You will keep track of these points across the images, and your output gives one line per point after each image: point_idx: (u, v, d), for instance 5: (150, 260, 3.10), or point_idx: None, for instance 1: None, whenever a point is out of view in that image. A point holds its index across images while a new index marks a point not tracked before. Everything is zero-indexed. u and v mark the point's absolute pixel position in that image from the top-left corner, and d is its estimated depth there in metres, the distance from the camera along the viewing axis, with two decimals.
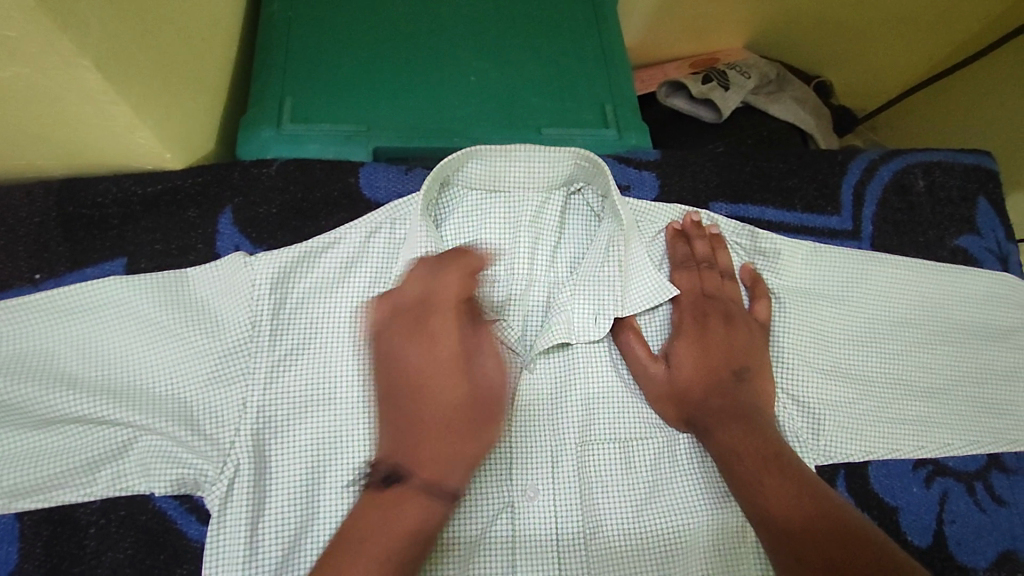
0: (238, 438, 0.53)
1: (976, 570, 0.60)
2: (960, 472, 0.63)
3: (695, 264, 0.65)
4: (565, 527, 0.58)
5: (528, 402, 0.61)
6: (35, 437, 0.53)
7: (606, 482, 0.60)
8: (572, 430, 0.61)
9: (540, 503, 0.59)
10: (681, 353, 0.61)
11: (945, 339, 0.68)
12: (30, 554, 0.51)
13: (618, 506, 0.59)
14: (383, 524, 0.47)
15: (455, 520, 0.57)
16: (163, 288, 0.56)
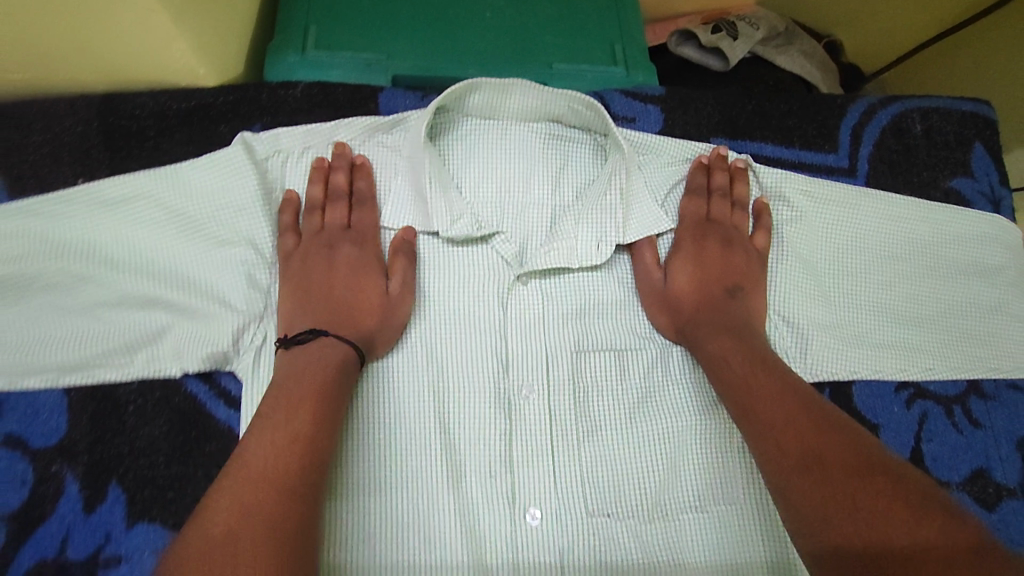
0: (267, 317, 0.60)
1: (950, 485, 0.63)
2: (941, 396, 0.66)
3: (708, 192, 0.69)
4: (560, 424, 0.62)
5: (527, 312, 0.65)
6: (80, 321, 0.57)
7: (601, 387, 0.64)
8: (570, 339, 0.65)
9: (536, 403, 0.62)
10: (679, 267, 0.66)
11: (935, 274, 0.70)
12: (77, 425, 0.56)
13: (613, 412, 0.63)
14: (317, 357, 0.56)
15: (456, 416, 0.62)
16: (189, 184, 0.61)
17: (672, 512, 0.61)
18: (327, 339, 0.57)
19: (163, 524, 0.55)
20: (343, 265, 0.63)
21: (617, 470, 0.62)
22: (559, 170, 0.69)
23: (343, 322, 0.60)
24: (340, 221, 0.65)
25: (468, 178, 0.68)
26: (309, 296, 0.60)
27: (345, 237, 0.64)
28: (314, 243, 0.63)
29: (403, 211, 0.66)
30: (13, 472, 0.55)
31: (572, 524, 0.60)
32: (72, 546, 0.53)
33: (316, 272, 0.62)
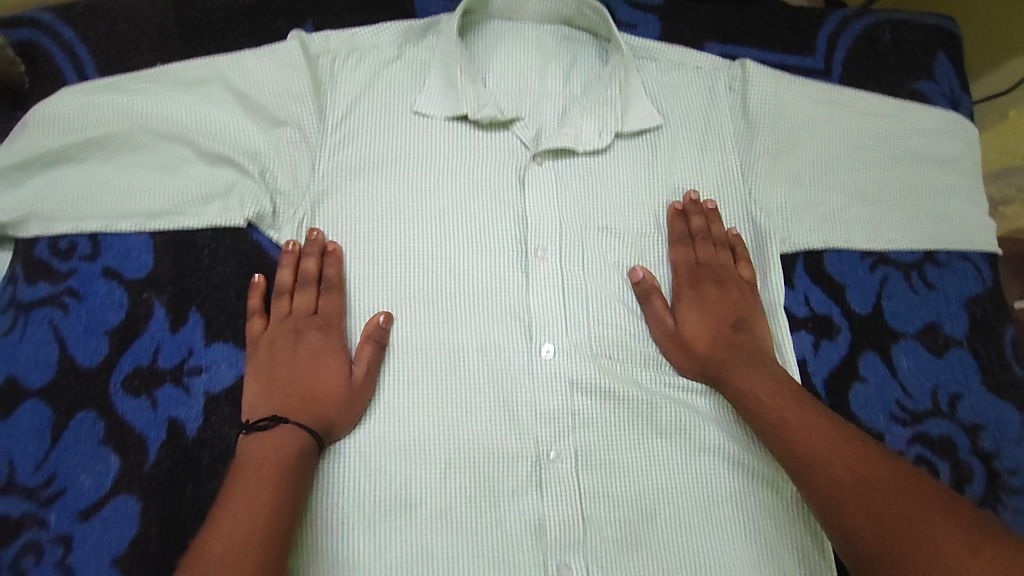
0: (304, 196, 0.69)
1: (904, 335, 0.73)
2: (901, 263, 0.75)
3: (691, 238, 0.74)
4: (569, 284, 0.72)
5: (541, 189, 0.74)
6: (163, 178, 0.67)
7: (607, 254, 0.74)
8: (579, 213, 0.74)
9: (549, 261, 0.72)
10: (687, 313, 0.72)
11: (899, 161, 0.77)
12: (162, 261, 0.67)
13: (614, 275, 0.73)
14: (270, 448, 0.58)
15: (482, 274, 0.72)
16: (252, 69, 0.71)
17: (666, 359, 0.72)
18: (285, 427, 0.60)
19: (237, 343, 0.66)
20: (307, 353, 0.65)
21: (619, 316, 0.72)
22: (568, 67, 0.79)
23: (303, 408, 0.62)
24: (306, 308, 0.66)
25: (490, 73, 0.77)
26: (272, 375, 0.63)
27: (312, 323, 0.66)
28: (281, 329, 0.65)
29: (436, 106, 0.75)
30: (113, 297, 0.65)
31: (580, 356, 0.71)
32: (163, 357, 0.64)
33: (282, 354, 0.64)
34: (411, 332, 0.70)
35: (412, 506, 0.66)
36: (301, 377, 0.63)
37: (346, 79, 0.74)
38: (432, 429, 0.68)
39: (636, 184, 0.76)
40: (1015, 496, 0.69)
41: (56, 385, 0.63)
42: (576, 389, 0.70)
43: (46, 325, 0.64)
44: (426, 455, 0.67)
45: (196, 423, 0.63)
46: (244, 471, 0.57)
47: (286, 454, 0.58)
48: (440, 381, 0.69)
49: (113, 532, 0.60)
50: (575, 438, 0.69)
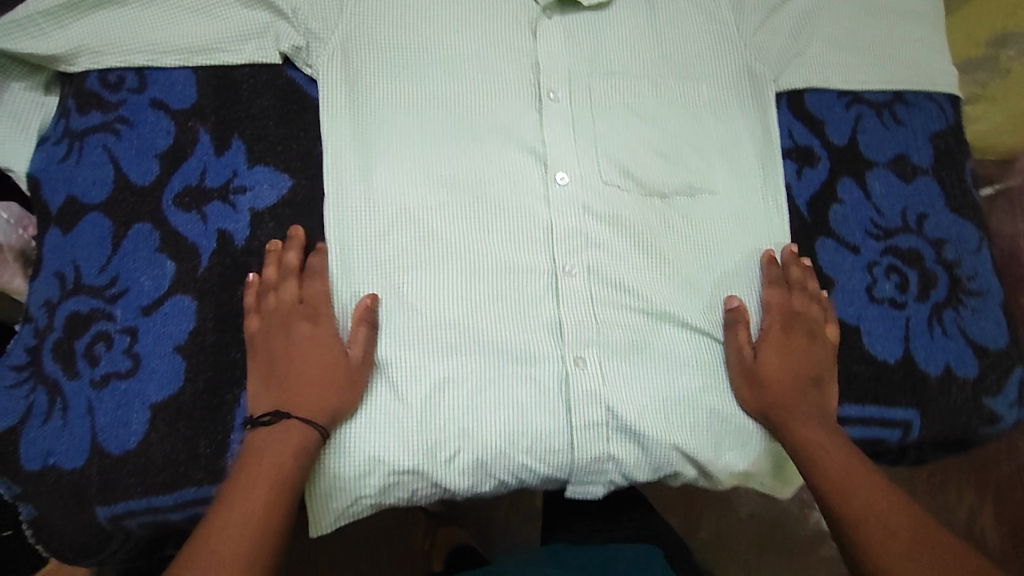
0: (331, 37, 0.73)
1: (877, 164, 0.81)
2: (874, 102, 0.83)
3: (788, 285, 0.74)
4: (578, 124, 0.77)
5: (549, 37, 0.78)
6: (201, 19, 0.72)
7: (611, 98, 0.78)
8: (586, 60, 0.79)
9: (561, 102, 0.77)
10: (769, 350, 0.72)
11: (876, 14, 0.84)
12: (204, 94, 0.72)
13: (620, 116, 0.78)
14: (276, 442, 0.60)
15: (498, 115, 0.76)
16: None
17: (667, 193, 0.77)
18: (288, 422, 0.61)
19: (276, 167, 0.72)
20: (300, 342, 0.65)
21: (624, 148, 0.77)
22: None
23: (305, 398, 0.63)
24: (293, 299, 0.66)
25: None
26: (270, 371, 0.64)
27: (299, 313, 0.66)
28: (271, 321, 0.65)
29: None
30: (160, 125, 0.71)
31: (592, 186, 0.76)
32: (210, 177, 0.70)
33: (276, 348, 0.64)
34: (411, 199, 0.72)
35: (424, 371, 0.69)
36: (298, 367, 0.64)
37: None
38: (437, 293, 0.71)
39: (643, 33, 0.80)
40: (975, 298, 0.78)
41: (114, 200, 0.68)
42: (587, 215, 0.75)
43: (101, 149, 0.70)
44: (433, 320, 0.70)
45: (244, 234, 0.69)
46: (250, 460, 0.59)
47: (290, 451, 0.60)
48: (441, 249, 0.72)
49: (173, 324, 0.66)
50: (587, 255, 0.74)
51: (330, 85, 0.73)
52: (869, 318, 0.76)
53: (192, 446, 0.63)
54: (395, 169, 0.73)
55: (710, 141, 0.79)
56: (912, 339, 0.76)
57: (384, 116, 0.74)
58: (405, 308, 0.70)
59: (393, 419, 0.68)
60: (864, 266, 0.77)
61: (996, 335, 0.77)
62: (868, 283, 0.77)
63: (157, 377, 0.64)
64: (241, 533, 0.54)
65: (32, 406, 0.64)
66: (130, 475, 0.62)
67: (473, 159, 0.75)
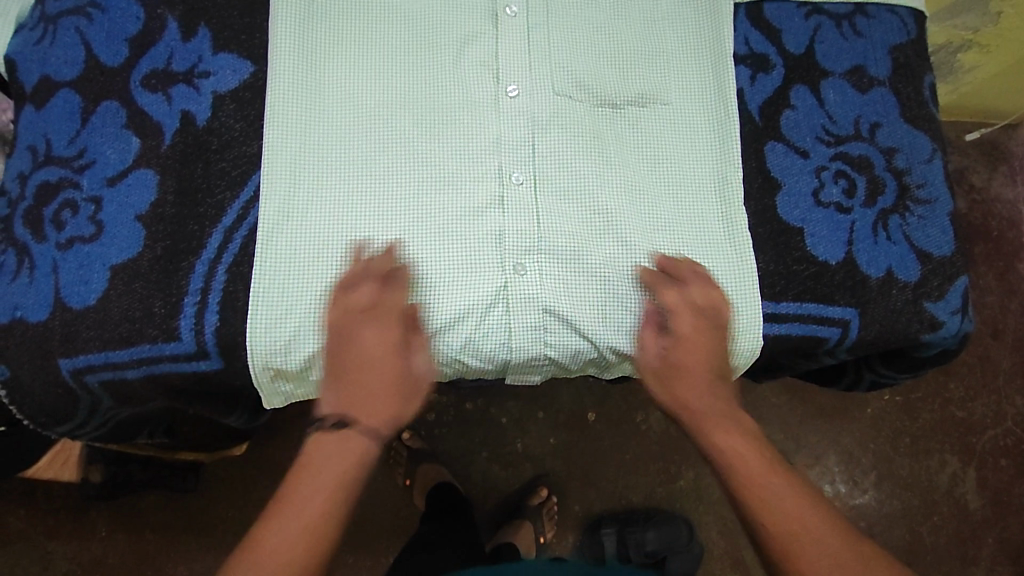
0: None
1: (833, 74, 0.82)
2: (834, 13, 0.84)
3: (700, 309, 0.73)
4: (534, 36, 0.79)
5: None
6: None
7: (568, 11, 0.80)
8: None
9: (518, 17, 0.79)
10: (681, 316, 0.72)
11: None
12: None
13: (576, 29, 0.80)
14: (337, 449, 0.70)
15: (457, 20, 0.79)
16: None
17: (619, 104, 0.79)
18: (347, 433, 0.71)
19: (239, 54, 0.75)
20: (368, 348, 0.70)
21: (580, 55, 0.79)
22: None
23: (365, 399, 0.71)
24: (370, 300, 0.69)
25: None
26: (344, 381, 0.70)
27: (367, 318, 0.69)
28: (351, 317, 0.69)
29: None
30: (131, 11, 0.74)
31: (541, 97, 0.78)
32: (176, 61, 0.74)
33: (343, 352, 0.69)
34: (358, 105, 0.75)
35: (368, 273, 0.71)
36: (360, 369, 0.70)
37: None
38: (382, 199, 0.73)
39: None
40: (922, 206, 0.78)
41: (85, 78, 0.72)
42: (536, 125, 0.77)
43: (74, 31, 0.73)
44: (377, 223, 0.72)
45: (205, 115, 0.73)
46: (316, 459, 0.70)
47: (349, 455, 0.70)
48: (388, 156, 0.74)
49: (136, 195, 0.69)
50: (535, 165, 0.76)
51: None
52: (814, 220, 0.76)
53: (147, 304, 0.66)
54: (346, 81, 0.75)
55: (663, 48, 0.81)
56: (855, 243, 0.76)
57: (339, 21, 0.77)
58: (351, 207, 0.72)
59: (336, 314, 0.69)
60: (812, 170, 0.78)
61: (941, 242, 0.77)
62: (815, 187, 0.78)
63: (118, 242, 0.68)
64: (300, 532, 0.66)
65: (2, 266, 0.68)
66: (89, 329, 0.66)
67: (430, 66, 0.77)
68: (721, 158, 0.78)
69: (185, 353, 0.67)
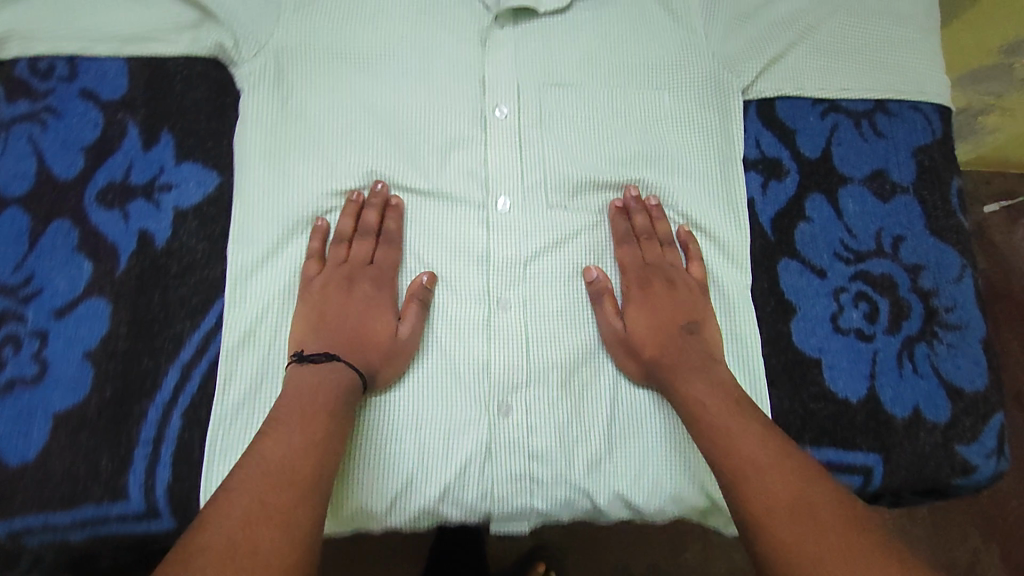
0: (262, 50, 0.70)
1: (852, 180, 0.75)
2: (852, 111, 0.77)
3: (636, 238, 0.72)
4: (526, 139, 0.74)
5: (498, 47, 0.75)
6: (134, 7, 0.69)
7: (562, 111, 0.74)
8: (541, 72, 0.75)
9: (509, 119, 0.74)
10: (636, 317, 0.68)
11: (851, 19, 0.79)
12: (134, 85, 0.69)
13: (571, 133, 0.74)
14: (303, 374, 0.61)
15: (443, 123, 0.73)
16: None
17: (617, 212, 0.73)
18: (335, 364, 0.62)
19: (204, 163, 0.69)
20: (359, 300, 0.66)
21: (575, 160, 0.73)
22: None
23: (358, 349, 0.64)
24: (363, 257, 0.68)
25: None
26: (322, 323, 0.65)
27: (365, 273, 0.68)
28: (336, 276, 0.67)
29: None
30: (88, 116, 0.68)
31: (534, 212, 0.72)
32: (135, 173, 0.67)
33: (332, 302, 0.66)
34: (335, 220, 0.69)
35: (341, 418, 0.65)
36: (349, 325, 0.65)
37: None
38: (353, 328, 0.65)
39: (604, 38, 0.76)
40: (952, 333, 0.71)
41: (35, 194, 0.66)
42: (529, 244, 0.71)
43: (26, 140, 0.67)
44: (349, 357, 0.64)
45: (165, 235, 0.67)
46: (293, 391, 0.60)
47: (318, 390, 0.60)
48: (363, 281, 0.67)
49: (85, 329, 0.63)
50: (526, 287, 0.71)
51: (253, 103, 0.70)
52: (833, 351, 0.70)
53: (93, 460, 0.60)
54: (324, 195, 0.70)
55: (665, 151, 0.74)
56: (877, 376, 0.69)
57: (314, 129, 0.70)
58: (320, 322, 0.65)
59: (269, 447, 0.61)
60: (829, 292, 0.71)
61: (974, 375, 0.70)
62: (832, 312, 0.71)
63: (63, 384, 0.61)
64: (277, 473, 0.54)
65: None
66: (26, 488, 0.59)
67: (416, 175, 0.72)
68: (730, 277, 0.71)
69: (133, 513, 0.60)
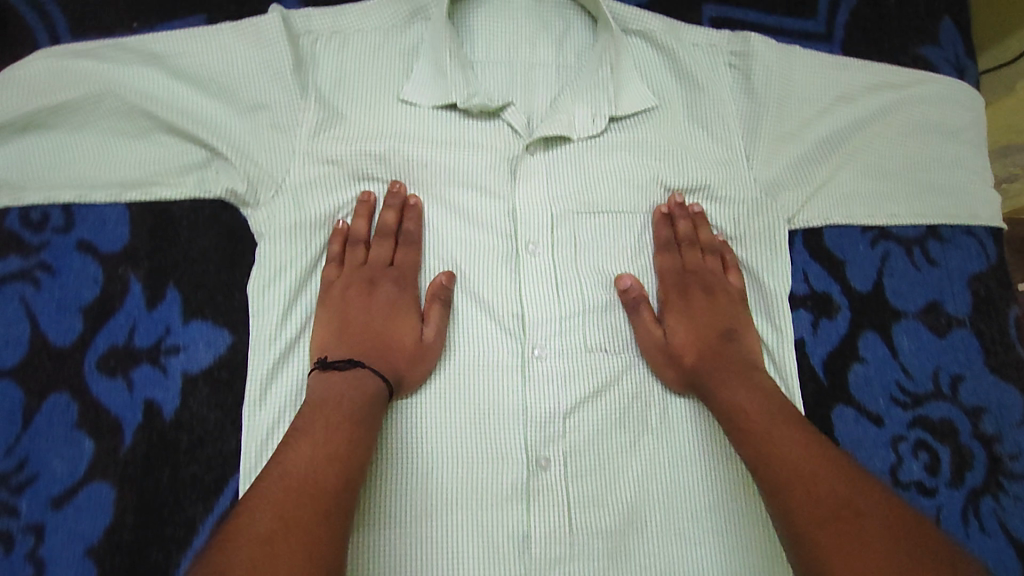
0: (280, 191, 0.64)
1: (905, 314, 0.71)
2: (902, 238, 0.73)
3: (678, 246, 0.70)
4: (562, 277, 0.68)
5: (529, 175, 0.70)
6: (135, 147, 0.63)
7: (598, 245, 0.70)
8: (575, 200, 0.70)
9: (543, 256, 0.68)
10: (677, 330, 0.67)
11: (906, 138, 0.73)
12: (139, 234, 0.64)
13: (607, 270, 0.69)
14: (334, 381, 0.59)
15: (472, 261, 0.68)
16: (219, 50, 0.66)
17: None
18: (361, 372, 0.60)
19: (215, 321, 0.63)
20: (381, 304, 0.66)
21: (614, 299, 0.69)
22: (556, 56, 0.73)
23: (385, 353, 0.63)
24: (383, 259, 0.67)
25: (480, 60, 0.72)
26: (345, 324, 0.64)
27: (388, 277, 0.66)
28: (356, 278, 0.66)
29: (423, 95, 0.69)
30: (87, 273, 0.63)
31: (574, 359, 0.67)
32: (139, 335, 0.62)
33: (355, 305, 0.65)
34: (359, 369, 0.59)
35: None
36: (372, 324, 0.64)
37: (328, 62, 0.69)
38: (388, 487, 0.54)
39: (641, 160, 0.71)
40: (1018, 483, 0.67)
41: (28, 365, 0.60)
42: (569, 397, 0.66)
43: (17, 302, 0.61)
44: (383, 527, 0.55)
45: (173, 405, 0.61)
46: (321, 403, 0.57)
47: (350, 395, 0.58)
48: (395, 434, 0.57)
49: (88, 520, 0.57)
50: (567, 444, 0.65)
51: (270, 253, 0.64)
52: None
53: None
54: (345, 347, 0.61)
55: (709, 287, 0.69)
56: None
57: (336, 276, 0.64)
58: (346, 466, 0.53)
59: None
60: (888, 442, 0.67)
61: None
62: (892, 464, 0.66)
63: None
64: (299, 478, 0.51)
65: None
66: None
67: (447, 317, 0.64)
68: None
69: None
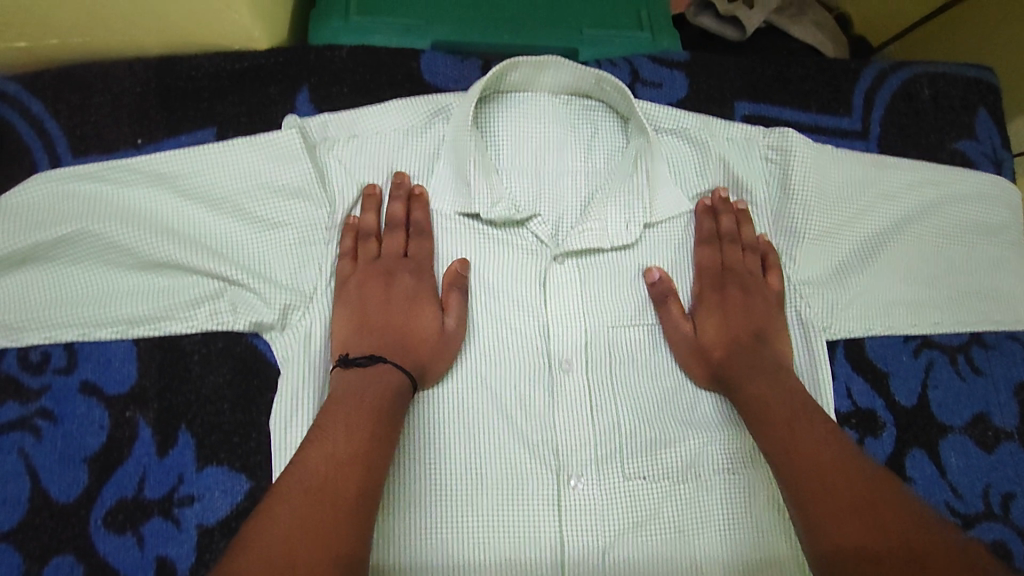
0: (304, 313, 0.60)
1: (952, 428, 0.68)
2: (946, 345, 0.70)
3: (719, 238, 0.68)
4: (597, 395, 0.63)
5: (559, 286, 0.65)
6: (142, 279, 0.59)
7: (635, 358, 0.65)
8: (607, 312, 0.65)
9: (577, 375, 0.63)
10: (707, 320, 0.65)
11: (948, 241, 0.71)
12: (147, 372, 0.60)
13: (646, 386, 0.64)
14: (355, 380, 0.55)
15: (501, 381, 0.63)
16: (233, 165, 0.61)
17: (704, 475, 0.62)
18: (381, 366, 0.56)
19: (230, 465, 0.59)
20: (400, 296, 0.62)
21: (656, 421, 0.63)
22: (586, 156, 0.70)
23: (404, 348, 0.59)
24: (397, 251, 0.63)
25: (506, 162, 0.68)
26: (364, 319, 0.60)
27: (405, 268, 0.63)
28: (370, 270, 0.62)
29: (446, 201, 0.65)
30: (92, 417, 0.59)
31: (612, 487, 0.61)
32: (149, 486, 0.58)
33: (373, 298, 0.61)
34: None
35: None
36: (389, 316, 0.60)
37: (344, 171, 0.63)
38: None
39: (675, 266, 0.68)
40: None
41: (29, 525, 0.56)
42: (608, 530, 0.60)
43: (16, 454, 0.57)
44: None
45: (188, 561, 0.56)
46: (341, 398, 0.53)
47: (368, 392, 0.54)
48: None
49: None
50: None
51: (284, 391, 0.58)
52: None
53: None
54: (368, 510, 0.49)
55: None
56: None
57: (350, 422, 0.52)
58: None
59: None
60: None
61: None
62: None
63: None
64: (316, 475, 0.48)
65: None
66: None
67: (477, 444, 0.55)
68: None
69: None
